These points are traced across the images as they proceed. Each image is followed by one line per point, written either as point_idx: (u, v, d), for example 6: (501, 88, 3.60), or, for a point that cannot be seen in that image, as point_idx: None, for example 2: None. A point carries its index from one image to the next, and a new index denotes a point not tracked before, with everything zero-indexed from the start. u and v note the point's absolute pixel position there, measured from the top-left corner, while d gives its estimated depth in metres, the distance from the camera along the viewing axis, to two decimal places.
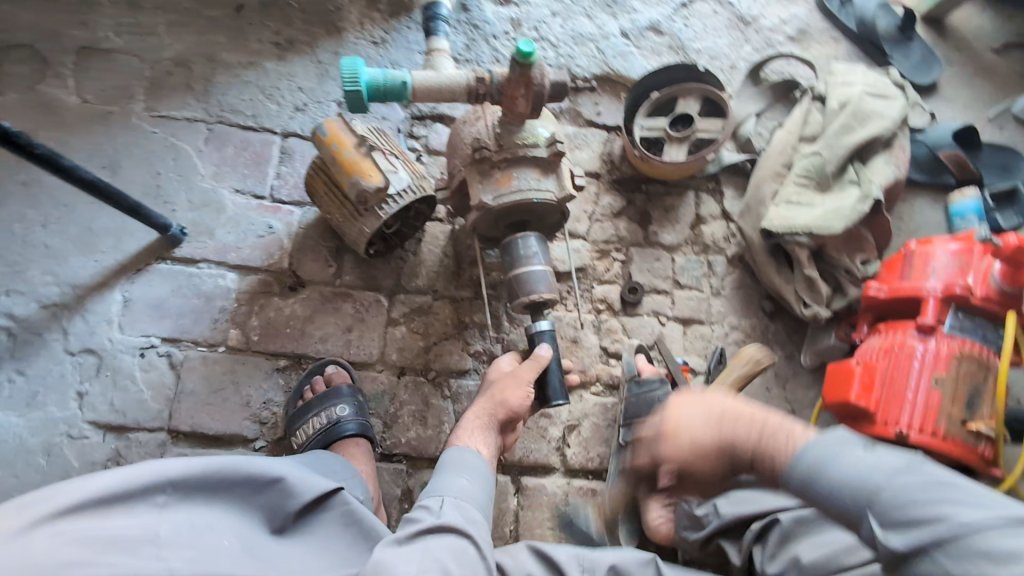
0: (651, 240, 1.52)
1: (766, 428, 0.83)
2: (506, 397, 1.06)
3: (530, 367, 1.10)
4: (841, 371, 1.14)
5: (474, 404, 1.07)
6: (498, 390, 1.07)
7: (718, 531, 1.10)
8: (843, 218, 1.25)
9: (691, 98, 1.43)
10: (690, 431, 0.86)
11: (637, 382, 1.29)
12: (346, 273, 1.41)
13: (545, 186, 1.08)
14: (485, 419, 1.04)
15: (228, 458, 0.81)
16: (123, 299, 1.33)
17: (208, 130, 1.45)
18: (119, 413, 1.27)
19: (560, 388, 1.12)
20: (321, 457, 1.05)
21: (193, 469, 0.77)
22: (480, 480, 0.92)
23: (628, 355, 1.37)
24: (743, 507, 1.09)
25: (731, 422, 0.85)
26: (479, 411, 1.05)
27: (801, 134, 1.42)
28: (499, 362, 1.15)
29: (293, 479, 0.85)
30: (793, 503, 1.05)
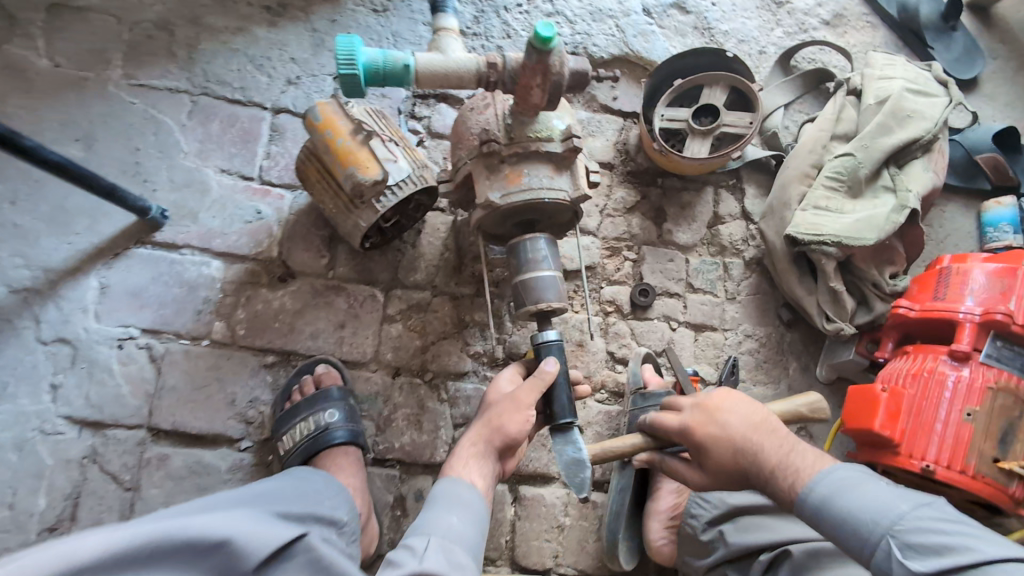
0: (665, 238, 1.43)
1: (795, 446, 0.87)
2: (503, 422, 0.96)
3: (535, 385, 0.99)
4: (862, 396, 1.07)
5: (471, 427, 0.99)
6: (496, 413, 0.98)
7: (724, 559, 1.04)
8: (875, 228, 1.17)
9: (717, 87, 1.31)
10: (727, 420, 0.92)
11: (642, 396, 1.24)
12: (340, 264, 1.32)
13: (558, 185, 0.99)
14: (484, 446, 0.95)
15: (159, 526, 0.68)
16: (99, 285, 1.24)
17: (191, 103, 1.33)
18: (96, 408, 1.20)
19: (568, 406, 1.03)
20: (302, 478, 0.98)
21: (111, 545, 0.64)
22: (472, 517, 0.86)
23: (635, 363, 1.32)
24: (751, 534, 1.03)
25: (765, 428, 0.90)
26: (475, 436, 0.97)
27: (833, 132, 1.32)
28: (500, 375, 1.07)
29: (243, 540, 0.72)
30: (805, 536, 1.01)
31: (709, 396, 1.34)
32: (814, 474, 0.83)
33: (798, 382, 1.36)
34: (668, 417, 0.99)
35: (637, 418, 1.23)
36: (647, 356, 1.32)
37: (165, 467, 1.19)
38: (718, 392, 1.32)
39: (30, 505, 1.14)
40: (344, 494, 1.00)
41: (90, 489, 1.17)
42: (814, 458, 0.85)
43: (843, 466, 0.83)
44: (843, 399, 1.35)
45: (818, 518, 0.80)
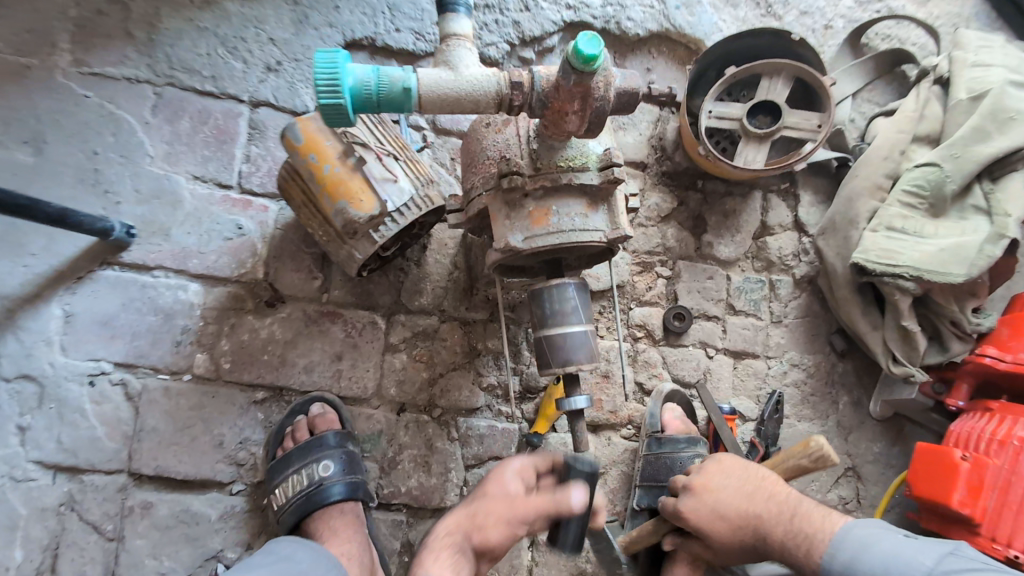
0: (703, 252, 1.26)
1: (799, 509, 0.85)
2: (486, 524, 0.86)
3: (545, 505, 0.86)
4: (939, 461, 0.93)
5: (451, 515, 0.90)
6: (482, 510, 0.87)
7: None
8: (962, 261, 0.97)
9: (779, 78, 1.09)
10: (718, 497, 0.90)
11: (658, 441, 1.11)
12: (335, 287, 1.16)
13: (594, 225, 0.81)
14: (459, 537, 0.87)
15: None
16: (63, 313, 1.09)
17: (155, 95, 1.13)
18: (69, 453, 1.08)
19: (572, 541, 0.89)
20: (285, 558, 0.89)
21: None
22: None
23: (653, 401, 1.16)
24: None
25: (762, 499, 0.87)
26: (451, 526, 0.88)
27: (914, 134, 1.12)
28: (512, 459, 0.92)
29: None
30: None
31: (749, 434, 1.20)
32: (829, 539, 0.81)
33: (848, 418, 1.22)
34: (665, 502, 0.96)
35: (649, 466, 1.10)
36: (670, 396, 1.17)
37: (150, 516, 1.08)
38: (760, 430, 1.18)
39: (6, 560, 1.03)
40: (338, 569, 0.91)
41: (69, 540, 1.07)
42: (824, 520, 0.84)
43: (855, 522, 0.82)
44: (897, 437, 1.22)
45: None
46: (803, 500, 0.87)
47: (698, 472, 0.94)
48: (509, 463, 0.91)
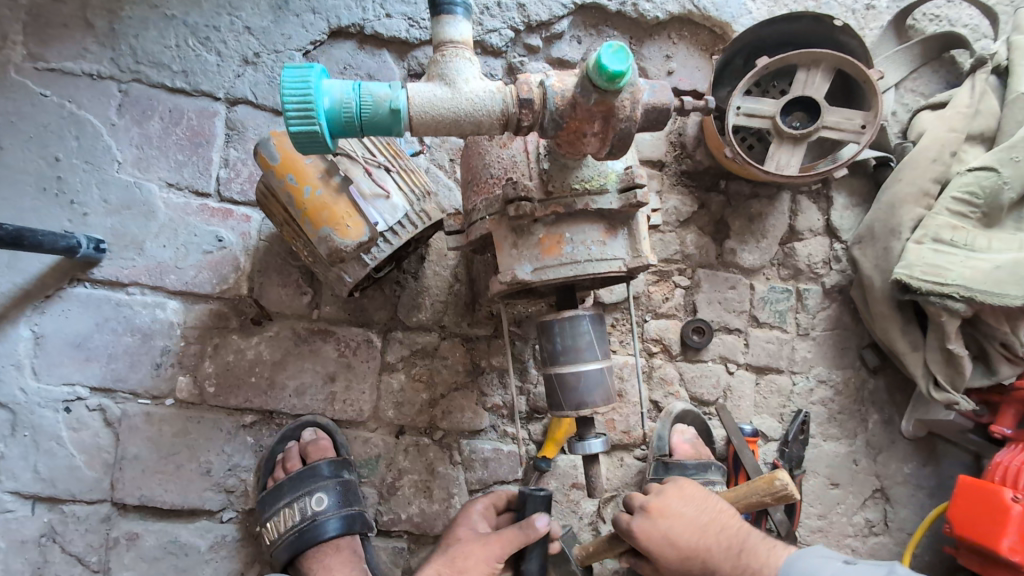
0: (726, 259, 1.16)
1: (747, 543, 0.79)
2: (467, 567, 0.86)
3: (516, 534, 0.89)
4: (985, 500, 0.85)
5: (431, 562, 0.90)
6: (459, 555, 0.87)
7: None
8: (1023, 282, 0.88)
9: (819, 70, 0.97)
10: (675, 524, 0.82)
11: (664, 465, 1.04)
12: (325, 302, 1.07)
13: (612, 253, 0.72)
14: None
15: None
16: (33, 335, 1.01)
17: (121, 94, 1.02)
18: (47, 482, 1.01)
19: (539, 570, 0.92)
20: None
21: None
22: None
23: (662, 422, 1.08)
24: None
25: (716, 529, 0.80)
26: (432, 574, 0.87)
27: (967, 132, 1.00)
28: (474, 504, 0.98)
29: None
30: None
31: (771, 455, 1.13)
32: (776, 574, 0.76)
33: (878, 437, 1.14)
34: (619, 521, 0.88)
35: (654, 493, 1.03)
36: (679, 417, 1.09)
37: (137, 548, 1.02)
38: (783, 452, 1.10)
39: None
40: None
41: (52, 573, 1.01)
42: (771, 555, 0.78)
43: (805, 552, 0.77)
44: (931, 457, 1.14)
45: None
46: (755, 533, 0.81)
47: (659, 493, 0.86)
48: (473, 510, 0.97)
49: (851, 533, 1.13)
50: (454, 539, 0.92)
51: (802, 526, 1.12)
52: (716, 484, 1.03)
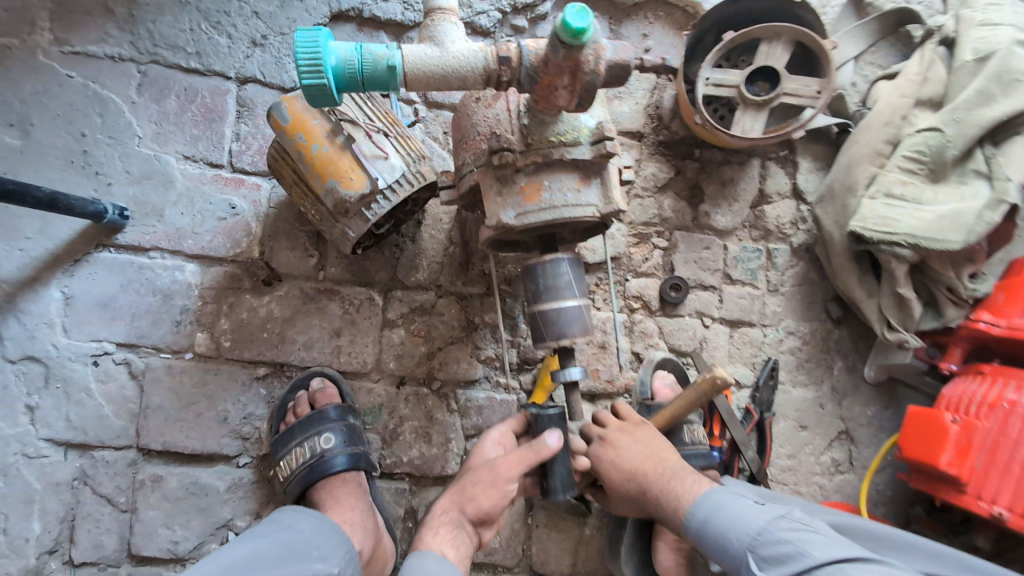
0: (701, 222, 1.25)
1: (678, 473, 0.95)
2: (476, 494, 0.97)
3: (532, 454, 0.95)
4: (928, 425, 0.94)
5: (444, 496, 1.01)
6: (469, 485, 0.98)
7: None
8: (962, 229, 0.97)
9: (779, 43, 1.06)
10: (620, 453, 0.98)
11: (647, 408, 1.12)
12: (331, 264, 1.16)
13: (586, 200, 0.81)
14: (452, 515, 0.97)
15: None
16: (63, 296, 1.10)
17: (140, 74, 1.10)
18: (79, 430, 1.11)
19: (565, 481, 0.98)
20: (288, 528, 0.93)
21: None
22: None
23: (645, 370, 1.16)
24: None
25: (655, 460, 0.96)
26: (446, 505, 0.99)
27: (917, 98, 1.09)
28: (488, 435, 1.06)
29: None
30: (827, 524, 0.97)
31: (744, 401, 1.22)
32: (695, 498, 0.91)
33: (843, 383, 1.24)
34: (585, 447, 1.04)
35: None
36: (660, 363, 1.17)
37: (161, 489, 1.12)
38: (754, 397, 1.20)
39: (24, 531, 1.09)
40: (338, 536, 0.94)
41: (85, 512, 1.11)
42: (697, 484, 0.93)
43: (718, 489, 0.90)
44: (891, 401, 1.23)
45: (698, 540, 0.87)
46: (686, 467, 0.96)
47: (614, 428, 1.03)
48: (484, 443, 1.05)
49: (818, 471, 1.23)
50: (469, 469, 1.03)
51: (773, 465, 1.21)
52: (693, 423, 1.15)
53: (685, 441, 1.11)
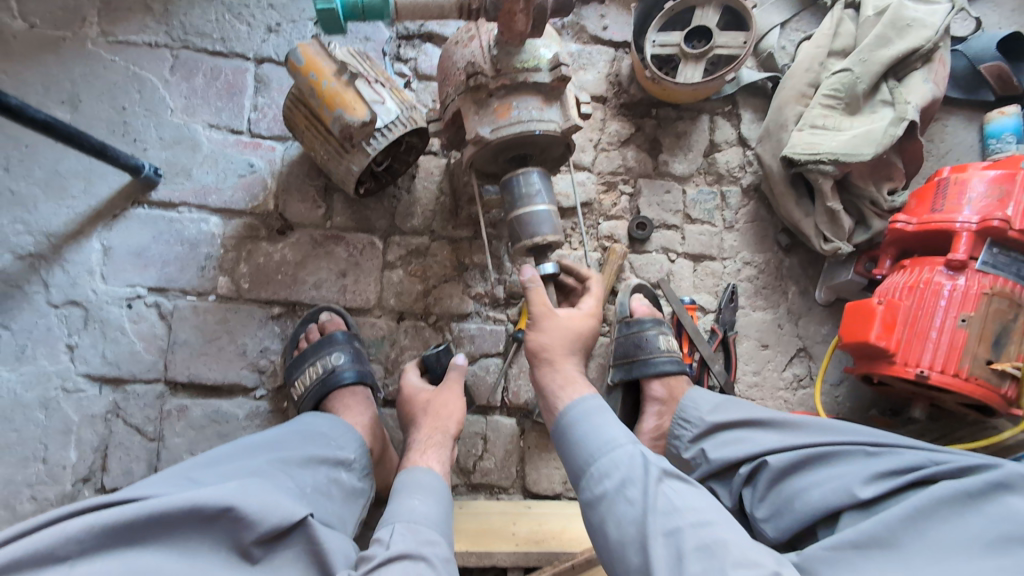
0: (661, 170, 1.42)
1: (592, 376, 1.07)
2: (446, 411, 1.14)
3: (456, 376, 1.20)
4: (860, 310, 1.08)
5: (420, 427, 1.12)
6: (434, 408, 1.14)
7: (708, 474, 1.04)
8: (872, 143, 1.15)
9: (710, 8, 1.27)
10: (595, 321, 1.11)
11: (625, 323, 1.25)
12: (337, 214, 1.33)
13: (549, 117, 0.98)
14: (439, 438, 1.10)
15: (182, 471, 0.87)
16: (102, 247, 1.26)
17: (173, 57, 1.31)
18: (113, 365, 1.23)
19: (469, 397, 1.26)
20: (309, 423, 1.07)
21: (162, 480, 0.84)
22: (432, 497, 0.96)
23: (623, 294, 1.30)
24: (730, 449, 1.02)
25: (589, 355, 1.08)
26: (429, 432, 1.10)
27: (831, 49, 1.29)
28: (408, 379, 1.22)
29: (245, 507, 0.79)
30: (777, 417, 1.03)
31: (709, 323, 1.36)
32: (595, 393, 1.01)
33: (798, 306, 1.37)
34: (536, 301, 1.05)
35: (619, 345, 1.25)
36: (637, 288, 1.31)
37: (186, 418, 1.23)
38: (718, 318, 1.34)
39: (62, 458, 1.19)
40: (353, 433, 1.08)
41: (116, 441, 1.21)
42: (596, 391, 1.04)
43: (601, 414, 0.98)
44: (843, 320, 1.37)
45: (581, 419, 0.93)
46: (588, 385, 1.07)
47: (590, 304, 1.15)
48: (412, 388, 1.20)
49: (783, 386, 1.34)
50: (424, 406, 1.15)
51: (741, 381, 1.33)
52: (667, 334, 1.22)
53: (658, 347, 1.20)
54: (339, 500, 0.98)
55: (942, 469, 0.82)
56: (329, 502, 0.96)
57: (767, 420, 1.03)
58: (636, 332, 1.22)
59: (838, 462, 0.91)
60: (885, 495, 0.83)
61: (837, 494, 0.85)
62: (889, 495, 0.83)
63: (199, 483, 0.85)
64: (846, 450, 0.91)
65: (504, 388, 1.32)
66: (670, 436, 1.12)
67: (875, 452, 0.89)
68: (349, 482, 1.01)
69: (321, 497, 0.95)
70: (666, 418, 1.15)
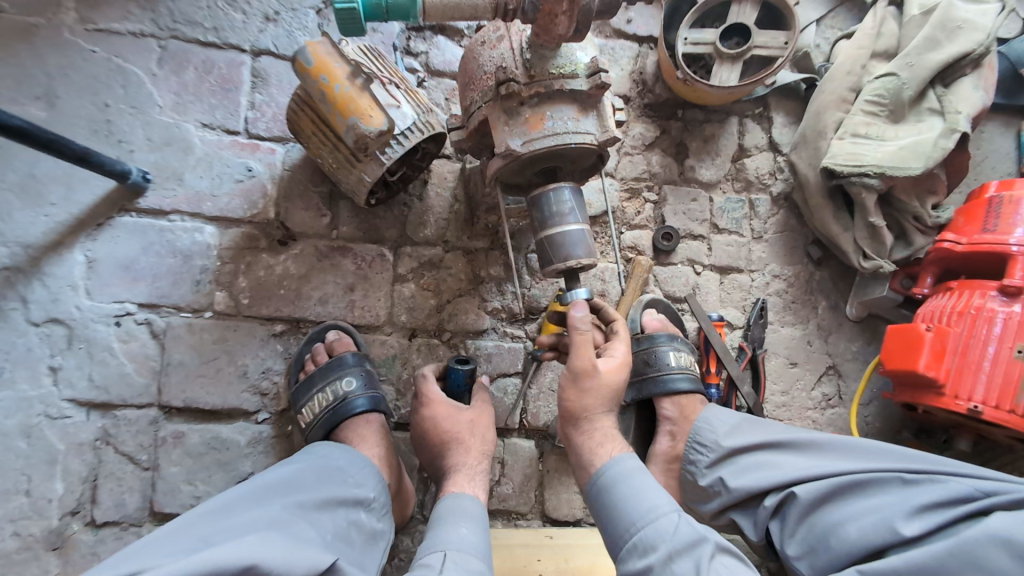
0: (687, 175, 1.34)
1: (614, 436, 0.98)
2: (485, 433, 1.09)
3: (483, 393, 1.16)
4: (906, 336, 1.02)
5: (466, 452, 1.05)
6: (477, 431, 1.08)
7: (729, 504, 0.96)
8: (921, 156, 1.08)
9: (748, 3, 1.18)
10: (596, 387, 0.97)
11: (636, 339, 1.17)
12: (343, 223, 1.23)
13: (585, 128, 0.90)
14: (484, 465, 1.06)
15: (191, 529, 0.78)
16: (86, 259, 1.15)
17: (160, 48, 1.19)
18: (101, 389, 1.13)
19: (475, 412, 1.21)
20: (323, 456, 1.00)
21: (173, 543, 0.75)
22: (478, 526, 0.91)
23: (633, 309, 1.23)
24: (751, 475, 0.94)
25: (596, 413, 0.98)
26: (475, 460, 1.05)
27: (873, 50, 1.21)
28: (436, 394, 1.10)
29: (267, 565, 0.71)
30: (804, 440, 0.96)
31: (737, 340, 1.29)
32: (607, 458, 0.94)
33: (828, 322, 1.32)
34: (580, 355, 0.96)
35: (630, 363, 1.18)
36: (650, 303, 1.24)
37: (182, 445, 1.14)
38: (747, 335, 1.27)
39: (48, 491, 1.10)
40: (371, 468, 1.01)
41: (107, 471, 1.12)
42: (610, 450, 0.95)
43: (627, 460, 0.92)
44: (874, 336, 1.32)
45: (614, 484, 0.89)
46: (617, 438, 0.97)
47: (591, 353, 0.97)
48: (436, 397, 1.10)
49: (811, 406, 1.29)
50: (469, 428, 1.08)
51: (768, 401, 1.27)
52: (680, 349, 1.16)
53: (670, 364, 1.13)
54: (360, 545, 0.91)
55: (993, 502, 0.75)
56: (350, 549, 0.88)
57: (790, 443, 0.96)
58: (646, 350, 1.15)
59: (873, 490, 0.84)
60: (931, 532, 0.76)
61: (877, 531, 0.78)
62: (937, 532, 0.76)
63: (208, 543, 0.76)
64: (882, 479, 0.84)
65: (522, 409, 1.25)
66: (685, 460, 1.05)
67: (914, 481, 0.82)
68: (368, 523, 0.94)
69: (342, 544, 0.87)
70: (680, 440, 1.08)
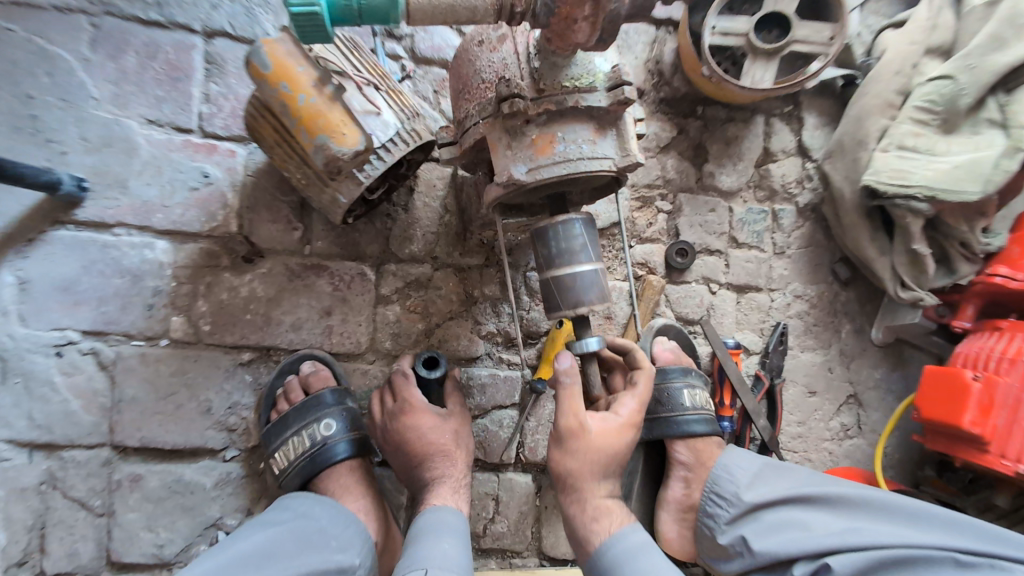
0: (705, 182, 1.20)
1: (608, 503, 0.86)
2: (464, 443, 1.00)
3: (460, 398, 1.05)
4: (949, 384, 0.93)
5: (450, 468, 0.96)
6: (459, 442, 0.99)
7: (752, 568, 0.85)
8: (981, 178, 0.93)
9: None
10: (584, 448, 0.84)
11: None
12: (318, 238, 1.08)
13: (603, 152, 0.74)
14: (466, 479, 0.99)
15: None
16: (16, 280, 0.98)
17: (92, 27, 1.00)
18: (43, 429, 0.99)
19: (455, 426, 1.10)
20: (302, 515, 0.88)
21: None
22: (459, 538, 0.85)
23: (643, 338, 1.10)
24: (778, 537, 0.84)
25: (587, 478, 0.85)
26: (457, 476, 0.96)
27: (926, 46, 1.06)
28: (420, 401, 0.99)
29: None
30: (838, 497, 0.85)
31: (753, 367, 1.19)
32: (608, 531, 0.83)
33: (851, 346, 1.21)
34: (567, 410, 0.85)
35: None
36: (661, 330, 1.12)
37: (141, 489, 1.02)
38: (765, 363, 1.17)
39: None
40: (356, 526, 0.90)
41: (56, 518, 1.00)
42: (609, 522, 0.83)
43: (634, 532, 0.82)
44: (898, 362, 1.22)
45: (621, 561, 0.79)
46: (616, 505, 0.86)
47: (579, 409, 0.86)
48: (420, 402, 0.99)
49: (828, 437, 1.20)
50: (455, 437, 0.99)
51: (784, 433, 1.18)
52: (695, 386, 1.04)
53: (685, 406, 1.02)
54: None
55: None
56: None
57: (822, 500, 0.85)
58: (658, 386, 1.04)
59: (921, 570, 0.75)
60: None
61: None
62: None
63: None
64: (932, 557, 0.75)
65: (519, 443, 1.14)
66: (701, 512, 0.95)
67: (969, 563, 0.74)
68: None
69: None
70: (695, 489, 0.99)
